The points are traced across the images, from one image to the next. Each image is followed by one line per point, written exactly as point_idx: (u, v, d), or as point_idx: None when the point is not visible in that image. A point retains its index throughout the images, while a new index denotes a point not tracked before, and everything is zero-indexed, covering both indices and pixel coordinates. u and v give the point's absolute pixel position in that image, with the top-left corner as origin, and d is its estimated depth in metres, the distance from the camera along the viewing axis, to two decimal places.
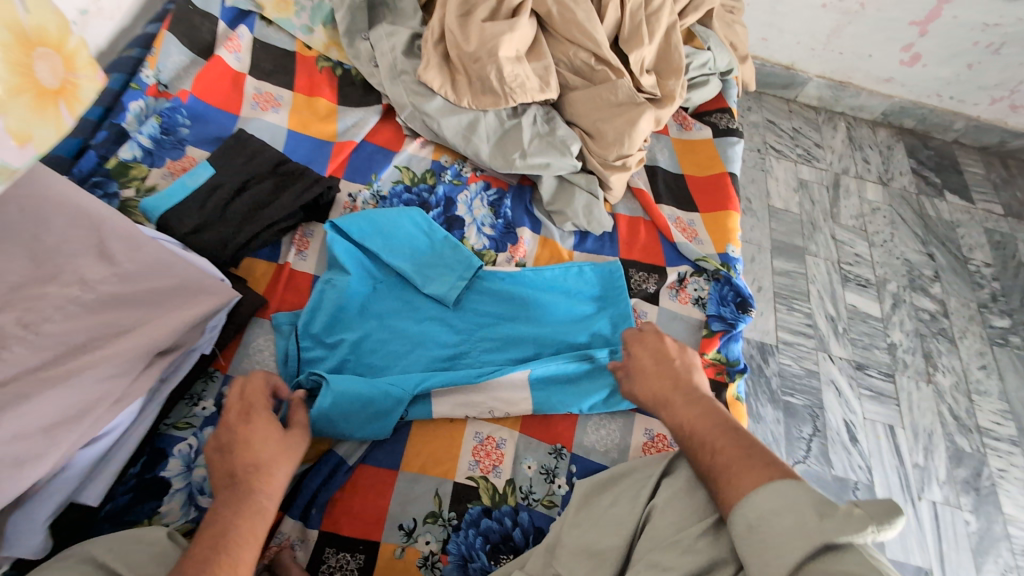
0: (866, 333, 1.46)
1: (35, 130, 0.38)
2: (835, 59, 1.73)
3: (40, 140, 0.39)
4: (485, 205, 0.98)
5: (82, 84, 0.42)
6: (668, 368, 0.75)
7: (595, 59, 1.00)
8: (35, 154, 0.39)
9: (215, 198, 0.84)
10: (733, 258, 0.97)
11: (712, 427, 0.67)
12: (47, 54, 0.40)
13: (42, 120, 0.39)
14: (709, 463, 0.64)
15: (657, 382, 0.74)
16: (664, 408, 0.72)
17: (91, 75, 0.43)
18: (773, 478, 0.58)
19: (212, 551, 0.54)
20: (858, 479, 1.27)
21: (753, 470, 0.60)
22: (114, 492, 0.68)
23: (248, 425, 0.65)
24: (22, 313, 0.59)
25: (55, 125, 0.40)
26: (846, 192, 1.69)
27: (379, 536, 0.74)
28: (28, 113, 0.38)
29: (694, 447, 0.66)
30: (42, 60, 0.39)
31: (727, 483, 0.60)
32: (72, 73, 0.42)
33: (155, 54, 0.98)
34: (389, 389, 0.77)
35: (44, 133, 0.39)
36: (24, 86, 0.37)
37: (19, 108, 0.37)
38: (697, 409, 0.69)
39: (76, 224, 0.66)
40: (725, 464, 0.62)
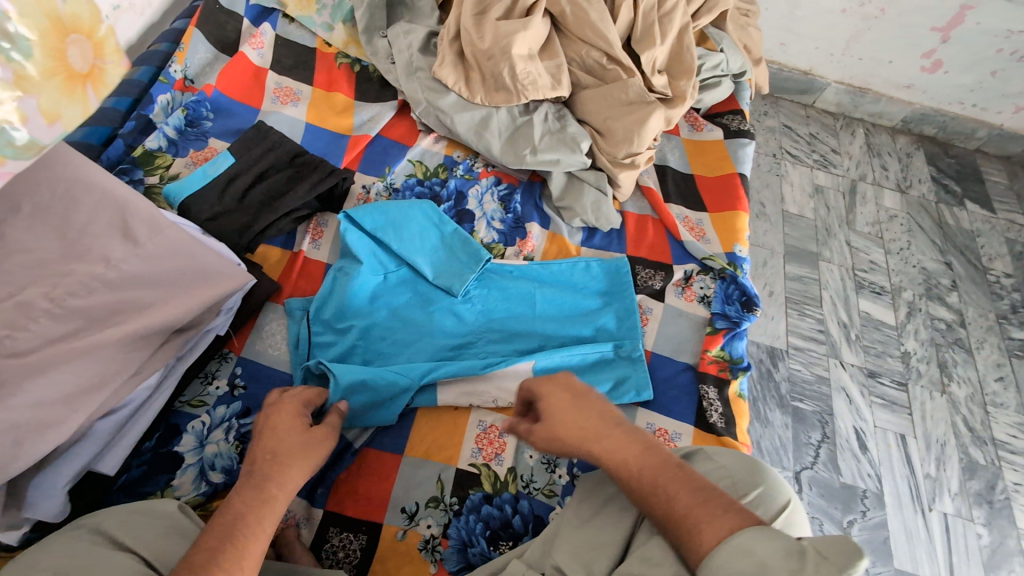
0: (879, 340, 1.45)
1: (63, 111, 0.39)
2: (854, 65, 1.71)
3: (68, 120, 0.40)
4: (495, 200, 1.00)
5: (110, 68, 0.42)
6: (587, 404, 0.65)
7: (607, 58, 1.01)
8: (62, 132, 0.40)
9: (234, 188, 0.88)
10: (741, 257, 0.98)
11: (655, 469, 0.58)
12: (80, 40, 0.40)
13: (71, 102, 0.40)
14: (665, 514, 0.55)
15: (581, 423, 0.63)
16: (596, 452, 0.61)
17: (119, 60, 0.43)
18: (738, 524, 0.51)
19: (219, 542, 0.54)
20: (866, 487, 1.26)
21: (712, 519, 0.52)
22: (130, 464, 0.71)
23: (278, 413, 0.68)
24: (49, 288, 0.62)
25: (82, 106, 0.41)
26: (862, 199, 1.67)
27: (381, 518, 0.75)
28: (59, 95, 0.39)
29: (643, 496, 0.57)
30: (76, 46, 0.40)
31: (688, 540, 0.52)
32: (101, 58, 0.42)
33: (183, 49, 1.02)
34: (395, 379, 0.79)
35: (72, 114, 0.40)
36: (56, 69, 0.38)
37: (49, 91, 0.38)
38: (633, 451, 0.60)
39: (103, 206, 0.69)
40: (682, 513, 0.53)
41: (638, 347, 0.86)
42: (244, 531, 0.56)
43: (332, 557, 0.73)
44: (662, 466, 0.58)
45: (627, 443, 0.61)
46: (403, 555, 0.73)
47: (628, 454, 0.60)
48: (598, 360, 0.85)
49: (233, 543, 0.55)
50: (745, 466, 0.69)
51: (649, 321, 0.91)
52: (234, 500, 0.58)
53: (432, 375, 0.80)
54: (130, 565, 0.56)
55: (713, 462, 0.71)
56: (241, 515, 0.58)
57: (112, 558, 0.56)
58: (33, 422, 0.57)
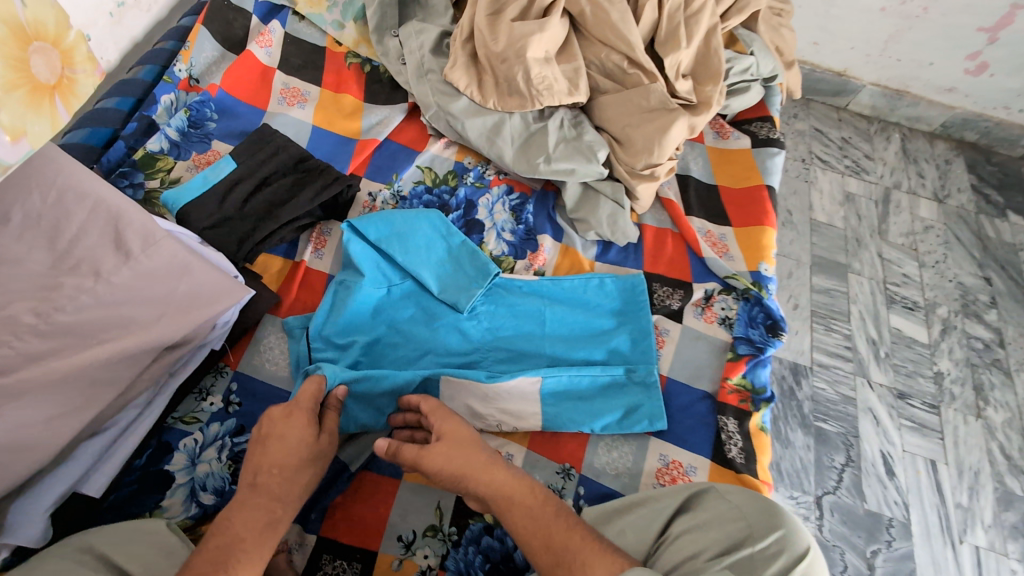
0: (911, 359, 1.37)
1: (29, 125, 0.38)
2: (892, 66, 1.62)
3: (34, 136, 0.39)
4: (507, 209, 0.95)
5: (79, 79, 0.42)
6: (482, 443, 0.68)
7: (628, 62, 0.96)
8: (29, 150, 0.39)
9: (234, 194, 0.84)
10: (766, 276, 0.91)
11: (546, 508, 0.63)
12: (44, 48, 0.40)
13: (38, 115, 0.39)
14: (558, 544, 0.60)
15: (481, 458, 0.66)
16: (490, 485, 0.64)
17: (89, 71, 0.43)
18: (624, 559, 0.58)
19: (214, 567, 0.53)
20: (892, 515, 1.19)
21: (598, 562, 0.57)
22: (120, 482, 0.68)
23: (287, 420, 0.64)
24: (38, 303, 0.59)
25: (51, 121, 0.40)
26: (896, 208, 1.58)
27: (376, 546, 0.72)
28: (23, 108, 0.38)
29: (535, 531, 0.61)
30: (38, 55, 0.39)
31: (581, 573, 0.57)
32: (70, 68, 0.41)
33: (189, 48, 0.99)
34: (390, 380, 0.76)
35: (39, 129, 0.39)
36: (19, 81, 0.37)
37: (13, 104, 0.37)
38: (526, 501, 0.63)
39: (96, 216, 0.66)
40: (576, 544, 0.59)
41: (654, 372, 0.81)
42: (240, 555, 0.55)
43: None
44: (552, 508, 0.63)
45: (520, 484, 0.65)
46: None
47: (521, 493, 0.64)
48: (610, 383, 0.80)
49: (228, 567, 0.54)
50: (760, 509, 0.63)
51: (665, 343, 0.86)
52: (234, 520, 0.57)
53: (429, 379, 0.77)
54: None
55: (726, 501, 0.65)
56: (239, 538, 0.56)
57: None
58: (11, 445, 0.55)
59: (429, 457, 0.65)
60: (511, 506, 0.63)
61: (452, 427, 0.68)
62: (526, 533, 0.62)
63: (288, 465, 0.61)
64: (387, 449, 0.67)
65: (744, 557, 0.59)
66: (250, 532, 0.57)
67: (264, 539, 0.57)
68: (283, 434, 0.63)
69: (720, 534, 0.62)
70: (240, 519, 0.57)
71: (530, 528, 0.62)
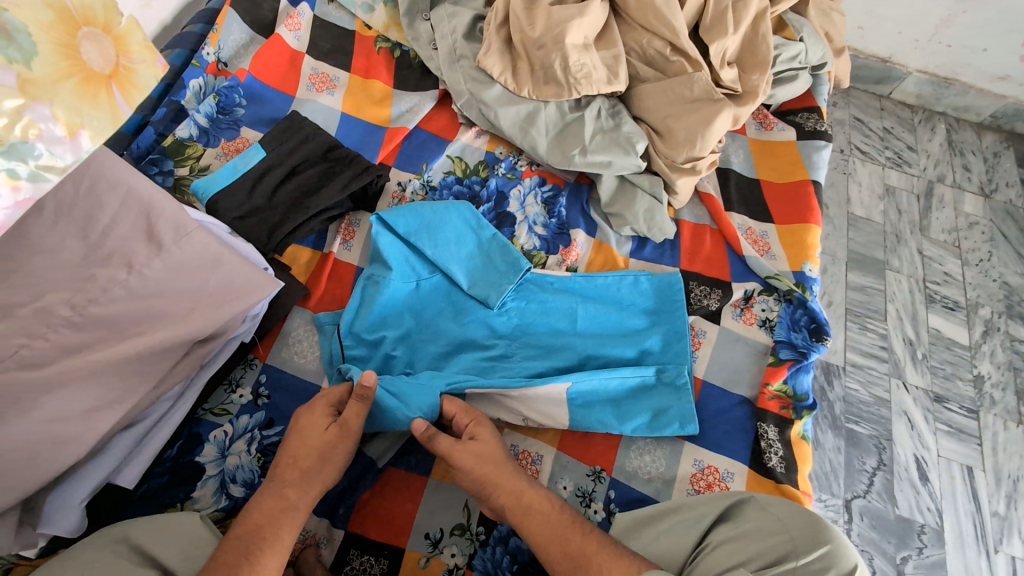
0: (949, 361, 1.31)
1: (87, 118, 0.36)
2: (942, 52, 1.53)
3: (93, 128, 0.37)
4: (539, 202, 0.92)
5: (138, 68, 0.41)
6: (505, 450, 0.68)
7: (671, 48, 0.92)
8: (92, 145, 0.37)
9: (264, 183, 0.83)
10: (810, 277, 0.88)
11: (564, 516, 0.62)
12: (95, 35, 0.38)
13: (96, 108, 0.37)
14: (579, 549, 0.59)
15: (502, 464, 0.66)
16: (513, 490, 0.64)
17: (149, 60, 0.42)
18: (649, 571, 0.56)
19: (238, 553, 0.54)
20: (925, 522, 1.15)
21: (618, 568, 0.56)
22: (151, 473, 0.68)
23: (308, 412, 0.66)
24: (71, 294, 0.59)
25: (111, 114, 0.38)
26: (939, 202, 1.50)
27: (403, 543, 0.71)
28: (77, 98, 0.36)
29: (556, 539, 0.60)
30: (88, 41, 0.38)
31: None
32: (126, 57, 0.40)
33: (217, 31, 0.97)
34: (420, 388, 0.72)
35: (99, 122, 0.37)
36: (71, 69, 0.36)
37: (65, 93, 0.35)
38: (544, 508, 0.63)
39: (128, 206, 0.65)
40: (596, 551, 0.58)
41: (685, 373, 0.78)
42: (262, 541, 0.56)
43: None
44: (570, 516, 0.63)
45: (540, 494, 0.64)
46: None
47: (542, 502, 0.63)
48: (639, 384, 0.78)
49: (250, 557, 0.54)
50: (805, 521, 0.58)
51: (701, 345, 0.83)
52: (254, 511, 0.59)
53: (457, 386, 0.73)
54: None
55: (767, 513, 0.61)
56: (260, 527, 0.57)
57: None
58: (50, 437, 0.55)
59: (459, 455, 0.65)
60: (530, 514, 0.63)
61: (482, 430, 0.68)
62: (544, 541, 0.61)
63: (307, 455, 0.63)
64: (425, 432, 0.67)
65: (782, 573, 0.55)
66: (275, 517, 0.58)
67: (284, 526, 0.58)
68: (301, 424, 0.65)
69: (760, 547, 0.58)
70: (258, 509, 0.59)
71: (548, 537, 0.61)
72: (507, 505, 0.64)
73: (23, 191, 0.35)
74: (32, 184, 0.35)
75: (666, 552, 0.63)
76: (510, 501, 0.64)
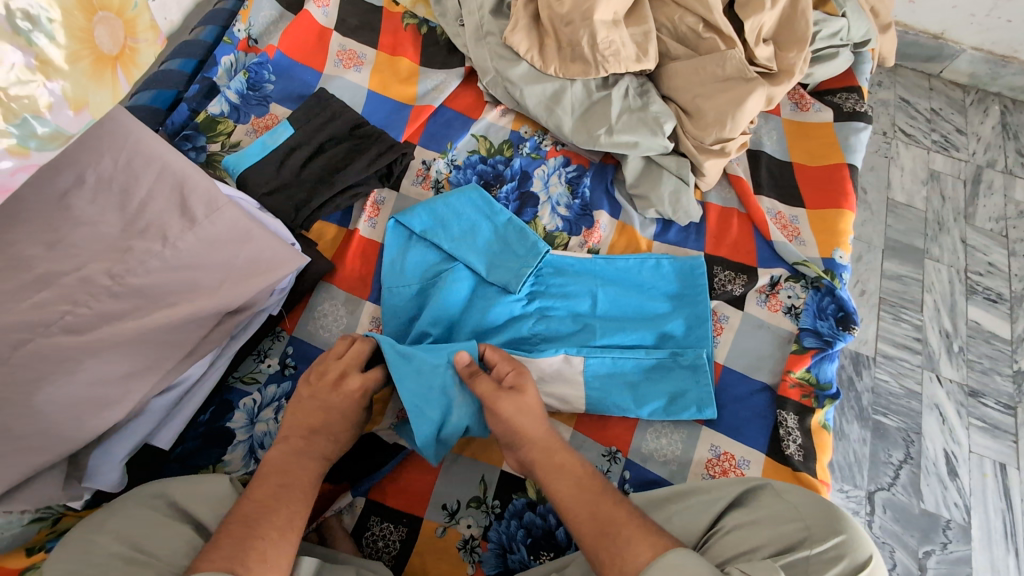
0: (988, 355, 1.26)
1: (91, 97, 0.38)
2: (1000, 28, 1.44)
3: (95, 106, 0.38)
4: (563, 182, 0.91)
5: (142, 49, 0.41)
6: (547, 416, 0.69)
7: (704, 25, 0.90)
8: (91, 119, 0.39)
9: (292, 160, 0.85)
10: (840, 265, 0.85)
11: (591, 487, 0.63)
12: (109, 18, 0.38)
13: (99, 86, 0.38)
14: (606, 515, 0.59)
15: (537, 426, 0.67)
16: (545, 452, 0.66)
17: (151, 40, 0.42)
18: (667, 548, 0.54)
19: (272, 502, 0.59)
20: (951, 517, 1.12)
21: (643, 542, 0.55)
22: (185, 436, 0.72)
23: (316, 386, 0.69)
24: (111, 264, 0.61)
25: (111, 91, 0.39)
26: (987, 189, 1.43)
27: (422, 512, 0.73)
28: (86, 80, 0.37)
29: (581, 505, 0.61)
30: (103, 25, 0.37)
31: (624, 548, 0.55)
32: (133, 37, 0.40)
33: (248, 8, 0.99)
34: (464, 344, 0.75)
35: (100, 99, 0.39)
36: (82, 51, 0.36)
37: (75, 76, 0.36)
38: (574, 471, 0.64)
39: (163, 180, 0.67)
40: (622, 521, 0.58)
41: (702, 356, 0.77)
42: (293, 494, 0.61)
43: (372, 545, 0.72)
44: (598, 487, 0.63)
45: (573, 465, 0.65)
46: (441, 552, 0.71)
47: (573, 471, 0.64)
48: (655, 365, 0.78)
49: (284, 505, 0.59)
50: (820, 508, 0.58)
51: (723, 330, 0.82)
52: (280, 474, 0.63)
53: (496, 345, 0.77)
54: (180, 546, 0.56)
55: (783, 500, 0.60)
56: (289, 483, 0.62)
57: (168, 532, 0.57)
58: (93, 398, 0.58)
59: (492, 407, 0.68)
60: (558, 476, 0.64)
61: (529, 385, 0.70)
62: (568, 506, 0.62)
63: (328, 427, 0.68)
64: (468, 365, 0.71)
65: (796, 560, 0.54)
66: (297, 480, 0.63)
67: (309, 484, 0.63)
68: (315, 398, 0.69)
69: (774, 532, 0.57)
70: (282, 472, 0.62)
71: (574, 498, 0.62)
72: (535, 463, 0.66)
73: (27, 158, 0.36)
74: (37, 153, 0.36)
75: (682, 531, 0.63)
76: (541, 456, 0.66)
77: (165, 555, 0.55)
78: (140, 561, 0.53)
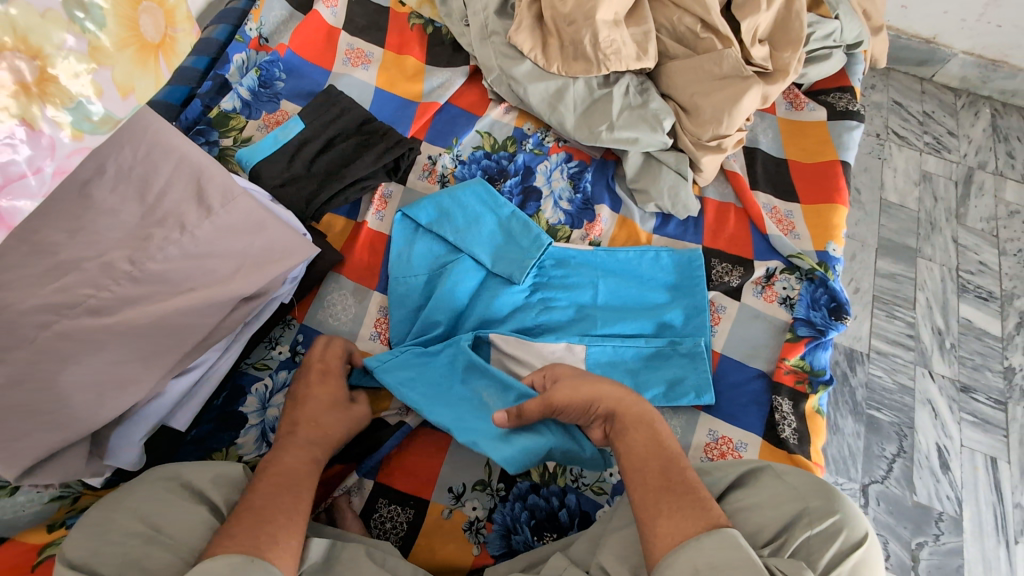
0: (979, 352, 1.29)
1: (136, 83, 0.40)
2: (990, 33, 1.48)
3: (140, 92, 0.40)
4: (565, 177, 0.94)
5: (179, 38, 0.43)
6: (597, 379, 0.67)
7: (702, 25, 0.93)
8: (137, 105, 0.41)
9: (302, 153, 0.87)
10: (833, 257, 0.88)
11: (659, 451, 0.60)
12: (151, 7, 0.40)
13: (144, 73, 0.41)
14: (677, 477, 0.57)
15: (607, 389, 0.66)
16: (619, 417, 0.65)
17: (187, 30, 0.44)
18: (723, 524, 0.53)
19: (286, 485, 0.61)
20: (943, 510, 1.15)
21: (709, 512, 0.54)
22: (200, 419, 0.74)
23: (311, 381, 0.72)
24: (131, 251, 0.64)
25: (154, 78, 0.42)
26: (978, 190, 1.46)
27: (429, 495, 0.76)
28: (132, 66, 0.39)
29: (652, 464, 0.59)
30: (147, 14, 0.40)
31: (689, 512, 0.54)
32: (172, 27, 0.43)
33: (259, 8, 1.01)
34: (487, 365, 0.77)
35: (144, 85, 0.41)
36: (129, 39, 0.39)
37: (123, 62, 0.39)
38: (655, 431, 0.62)
39: (180, 169, 0.70)
40: (688, 487, 0.56)
41: (700, 344, 0.80)
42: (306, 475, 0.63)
43: (380, 526, 0.74)
44: (662, 450, 0.61)
45: (646, 430, 0.63)
46: (448, 533, 0.73)
47: (646, 432, 0.63)
48: (655, 353, 0.80)
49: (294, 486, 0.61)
50: (819, 488, 0.60)
51: (721, 320, 0.85)
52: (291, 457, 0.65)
53: (506, 334, 0.79)
54: (198, 523, 0.58)
55: (783, 482, 0.62)
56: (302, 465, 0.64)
57: (186, 509, 0.59)
58: (113, 379, 0.61)
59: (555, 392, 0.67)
60: (628, 435, 0.63)
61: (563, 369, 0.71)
62: (634, 462, 0.60)
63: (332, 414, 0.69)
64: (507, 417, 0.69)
65: (799, 544, 0.56)
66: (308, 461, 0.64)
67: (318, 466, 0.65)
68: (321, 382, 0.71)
69: (773, 514, 0.59)
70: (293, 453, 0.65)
71: (646, 457, 0.60)
72: (615, 417, 0.65)
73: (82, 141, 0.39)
74: (92, 137, 0.39)
75: None
76: (621, 409, 0.65)
77: (182, 531, 0.57)
78: (160, 536, 0.55)
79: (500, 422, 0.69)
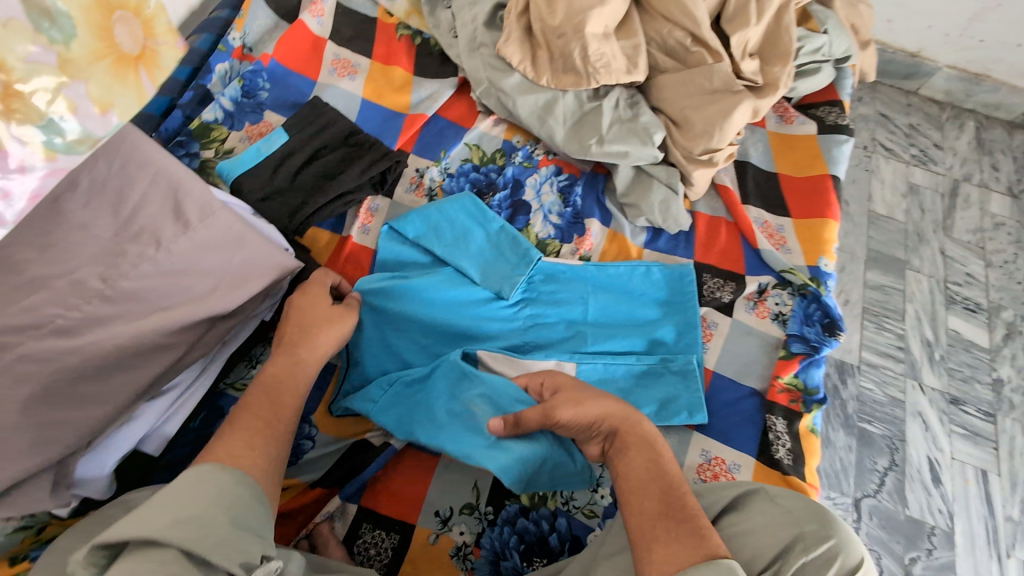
0: (968, 364, 1.29)
1: (115, 98, 0.37)
2: (974, 47, 1.49)
3: (120, 109, 0.38)
4: (554, 191, 0.93)
5: (161, 51, 0.39)
6: (595, 394, 0.66)
7: (692, 39, 0.92)
8: (119, 123, 0.39)
9: (285, 166, 0.85)
10: (825, 272, 0.87)
11: (659, 474, 0.58)
12: (127, 17, 0.37)
13: (123, 89, 0.38)
14: (674, 501, 0.55)
15: (607, 405, 0.64)
16: (619, 438, 0.63)
17: (171, 42, 0.40)
18: (721, 553, 0.50)
19: None
20: (936, 524, 1.14)
21: (707, 539, 0.51)
22: (175, 443, 0.71)
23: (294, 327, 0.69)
24: (103, 268, 0.61)
25: (137, 94, 0.39)
26: (965, 202, 1.47)
27: (414, 519, 0.73)
28: (109, 80, 0.37)
29: (652, 487, 0.57)
30: (121, 24, 0.37)
31: (687, 538, 0.51)
32: (151, 39, 0.39)
33: (243, 17, 1.00)
34: (477, 372, 0.74)
35: (125, 102, 0.38)
36: (104, 51, 0.36)
37: (97, 75, 0.36)
38: (656, 452, 0.60)
39: (156, 184, 0.68)
40: (687, 512, 0.54)
41: (692, 361, 0.78)
42: None
43: (363, 553, 0.71)
44: (662, 473, 0.59)
45: (646, 453, 0.61)
46: (434, 559, 0.71)
47: (646, 455, 0.61)
48: (646, 371, 0.79)
49: None
50: (815, 514, 0.58)
51: (713, 336, 0.83)
52: None
53: (493, 351, 0.77)
54: None
55: (776, 505, 0.60)
56: None
57: None
58: (82, 403, 0.58)
59: (556, 403, 0.65)
60: (628, 456, 0.61)
61: (561, 379, 0.69)
62: (633, 484, 0.58)
63: None
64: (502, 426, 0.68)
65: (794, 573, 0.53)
66: None
67: None
68: None
69: (769, 539, 0.57)
70: None
71: (644, 480, 0.58)
72: (615, 437, 0.63)
73: (58, 163, 0.37)
74: (65, 156, 0.37)
75: None
76: (624, 427, 0.63)
77: None
78: None
79: (496, 430, 0.68)
